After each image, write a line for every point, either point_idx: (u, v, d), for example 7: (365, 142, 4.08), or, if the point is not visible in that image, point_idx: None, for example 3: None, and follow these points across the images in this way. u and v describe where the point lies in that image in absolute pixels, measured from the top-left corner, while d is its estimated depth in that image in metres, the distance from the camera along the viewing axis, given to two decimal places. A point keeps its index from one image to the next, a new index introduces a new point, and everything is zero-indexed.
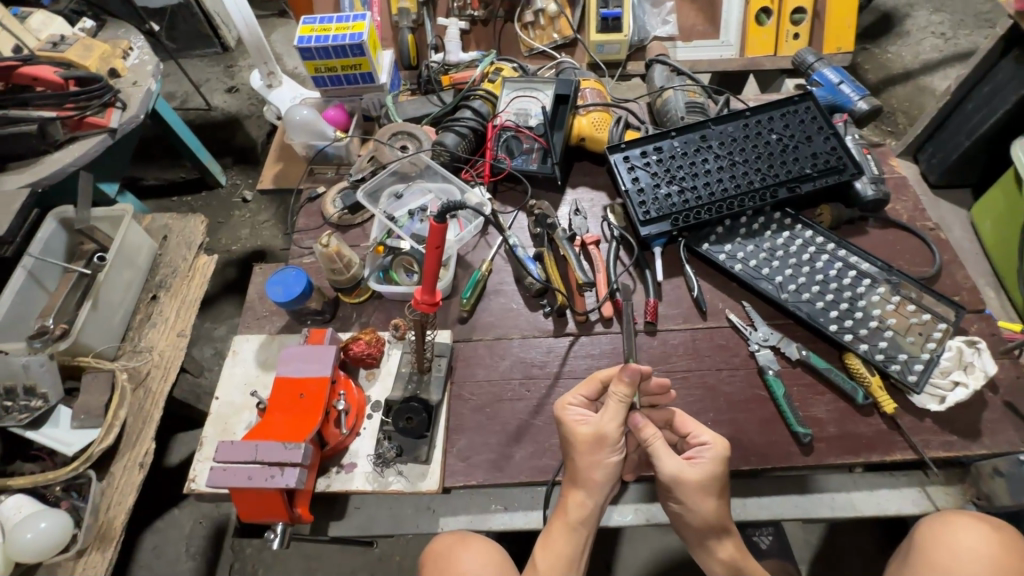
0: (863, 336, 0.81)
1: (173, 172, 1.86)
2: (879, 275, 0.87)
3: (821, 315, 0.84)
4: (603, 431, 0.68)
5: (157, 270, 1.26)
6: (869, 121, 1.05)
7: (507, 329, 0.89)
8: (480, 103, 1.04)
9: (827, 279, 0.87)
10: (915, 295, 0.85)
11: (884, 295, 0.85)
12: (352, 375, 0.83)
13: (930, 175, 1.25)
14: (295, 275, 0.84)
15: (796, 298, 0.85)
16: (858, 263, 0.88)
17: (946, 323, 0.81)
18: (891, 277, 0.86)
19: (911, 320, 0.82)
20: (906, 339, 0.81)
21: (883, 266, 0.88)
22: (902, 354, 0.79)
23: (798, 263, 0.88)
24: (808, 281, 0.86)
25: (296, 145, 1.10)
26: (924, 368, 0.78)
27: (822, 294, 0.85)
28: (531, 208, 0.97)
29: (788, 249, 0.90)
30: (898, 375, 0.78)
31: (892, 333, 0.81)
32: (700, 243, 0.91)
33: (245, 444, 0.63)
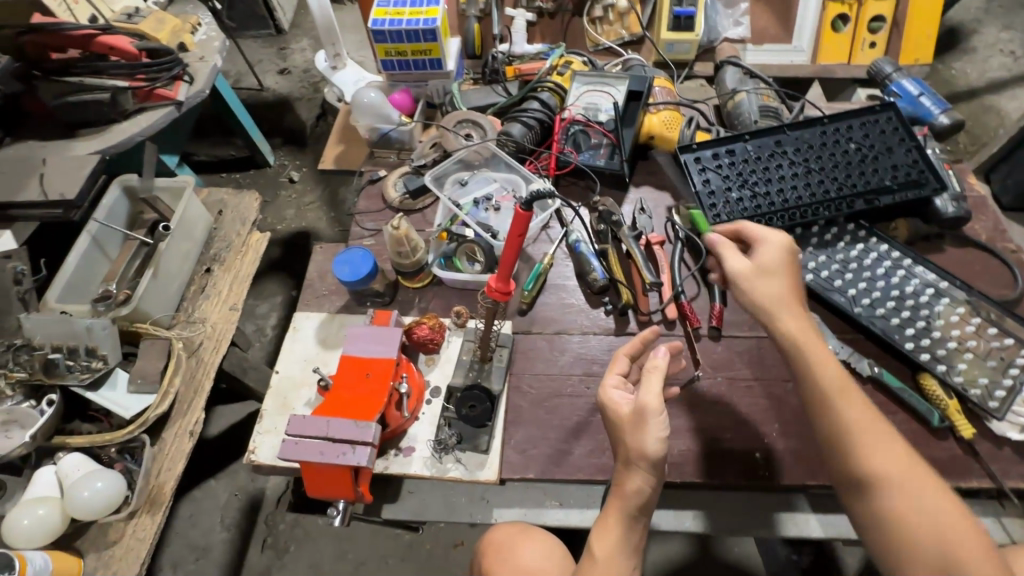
0: (941, 356, 0.78)
1: (223, 149, 1.89)
2: (959, 294, 0.83)
3: (896, 332, 0.81)
4: (643, 402, 0.65)
5: (211, 243, 1.28)
6: (950, 135, 1.02)
7: (567, 325, 0.88)
8: (548, 95, 1.03)
9: (903, 294, 0.83)
10: (996, 317, 0.81)
11: (964, 315, 0.81)
12: (413, 359, 0.83)
13: (1002, 196, 1.21)
14: (361, 255, 0.83)
15: (869, 312, 0.83)
16: (938, 280, 0.84)
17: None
18: (972, 296, 0.83)
19: (994, 344, 0.78)
20: (987, 363, 0.77)
21: (964, 286, 0.84)
22: (982, 379, 0.76)
23: (872, 276, 0.85)
24: (883, 296, 0.84)
25: (360, 127, 1.10)
26: (1006, 395, 0.75)
27: (897, 310, 0.82)
28: (596, 204, 0.96)
29: (862, 262, 0.87)
30: (977, 400, 0.75)
31: (972, 356, 0.78)
32: None
33: (318, 419, 0.63)
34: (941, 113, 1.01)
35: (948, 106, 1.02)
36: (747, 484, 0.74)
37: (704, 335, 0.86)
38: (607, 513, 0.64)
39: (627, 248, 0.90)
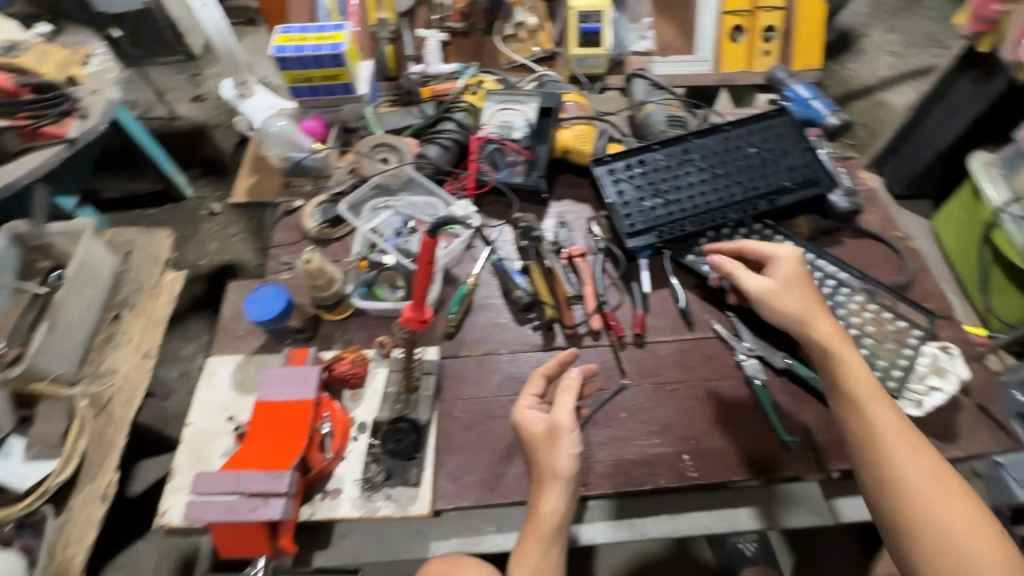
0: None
1: (135, 184, 1.77)
2: (856, 283, 0.89)
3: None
4: (557, 421, 0.68)
5: (119, 287, 1.19)
6: (841, 134, 1.09)
7: (495, 344, 0.87)
8: (462, 115, 1.04)
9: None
10: (889, 302, 0.87)
11: (862, 303, 0.87)
12: (336, 396, 0.79)
13: (894, 186, 1.31)
14: (273, 292, 0.80)
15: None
16: (838, 272, 0.90)
17: (921, 330, 0.84)
18: (868, 285, 0.89)
19: (889, 328, 0.85)
20: (885, 347, 0.83)
21: (860, 276, 0.90)
22: (882, 362, 0.81)
23: None
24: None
25: (272, 156, 1.06)
26: (903, 374, 0.80)
27: None
28: (517, 221, 0.96)
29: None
30: (879, 382, 0.80)
31: (872, 341, 0.83)
32: (685, 255, 0.92)
33: (225, 475, 0.60)
34: (829, 114, 1.08)
35: (836, 107, 1.10)
36: (678, 486, 0.76)
37: (629, 343, 0.87)
38: (527, 537, 0.65)
39: (549, 264, 0.91)
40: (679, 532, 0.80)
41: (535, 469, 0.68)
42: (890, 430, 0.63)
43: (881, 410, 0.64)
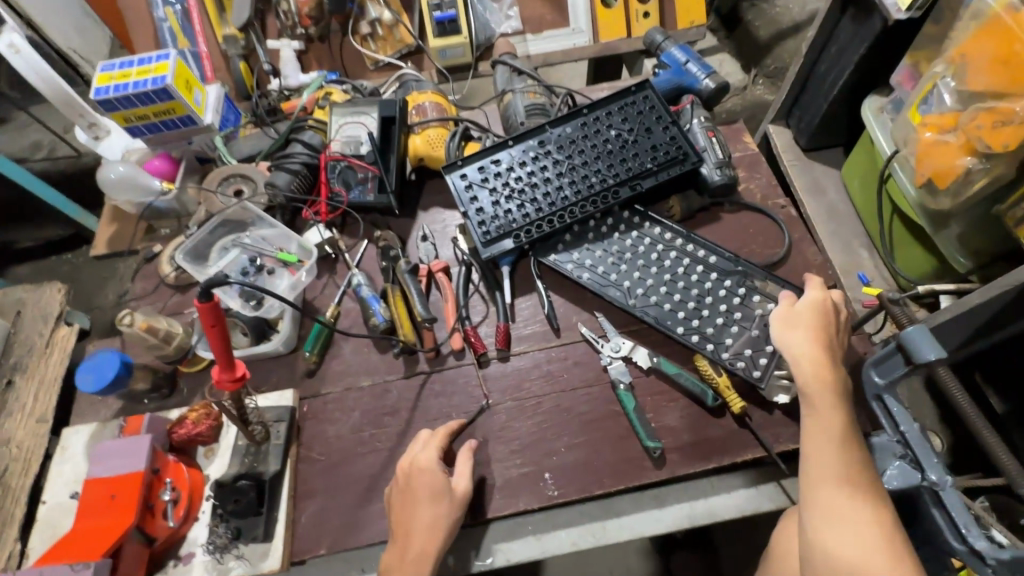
0: (710, 334, 0.79)
1: (43, 229, 1.69)
2: (727, 265, 0.84)
3: (669, 317, 0.81)
4: (458, 486, 0.70)
5: (11, 351, 1.16)
6: (719, 98, 1.03)
7: (356, 376, 0.84)
8: (310, 134, 0.98)
9: (675, 277, 0.84)
10: (761, 283, 0.82)
11: (731, 286, 0.82)
12: (189, 455, 0.77)
13: (800, 138, 1.24)
14: (107, 358, 0.77)
15: (644, 302, 0.83)
16: (707, 256, 0.85)
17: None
18: (739, 265, 0.84)
19: (758, 310, 0.80)
20: (752, 333, 0.79)
21: (731, 256, 0.85)
22: (747, 350, 0.78)
23: (646, 263, 0.86)
24: (656, 283, 0.84)
25: (124, 205, 1.01)
26: (769, 361, 0.76)
27: (669, 294, 0.83)
28: (376, 240, 0.92)
29: (636, 251, 0.87)
30: (744, 373, 0.76)
31: (739, 328, 0.79)
32: (548, 254, 0.88)
33: (28, 572, 0.59)
34: (705, 77, 1.01)
35: (715, 69, 1.03)
36: (540, 506, 0.74)
37: (493, 358, 0.84)
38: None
39: (405, 286, 0.86)
40: (548, 552, 0.73)
41: (411, 518, 0.67)
42: (825, 444, 0.59)
43: (824, 422, 0.60)
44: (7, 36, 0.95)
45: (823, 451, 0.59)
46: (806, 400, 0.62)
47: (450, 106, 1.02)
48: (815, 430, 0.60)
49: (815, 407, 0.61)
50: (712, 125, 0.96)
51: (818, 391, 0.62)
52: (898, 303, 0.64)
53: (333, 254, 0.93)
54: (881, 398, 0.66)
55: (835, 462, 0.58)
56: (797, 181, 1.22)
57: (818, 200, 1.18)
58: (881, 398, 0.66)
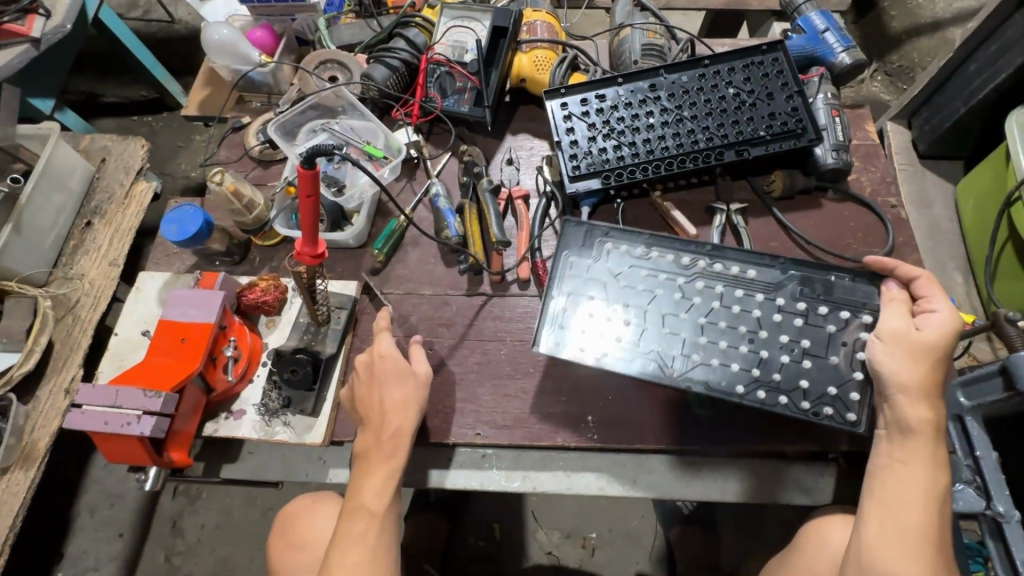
0: (780, 382, 0.66)
1: (132, 90, 1.73)
2: (772, 281, 0.70)
3: (724, 377, 0.67)
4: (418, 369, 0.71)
5: (92, 195, 1.20)
6: (852, 77, 0.95)
7: (418, 284, 0.85)
8: (415, 32, 0.95)
9: (714, 317, 0.70)
10: (822, 289, 0.68)
11: (786, 310, 0.68)
12: (252, 322, 0.80)
13: (919, 142, 1.14)
14: (192, 212, 0.79)
15: (685, 366, 0.68)
16: (744, 273, 0.70)
17: (872, 315, 0.66)
18: (789, 273, 0.69)
19: (830, 329, 0.67)
20: (828, 363, 0.66)
21: (774, 265, 0.70)
22: (829, 389, 0.65)
23: (677, 309, 0.71)
24: (694, 327, 0.70)
25: (219, 68, 1.01)
26: (862, 394, 0.64)
27: (712, 349, 0.68)
28: (461, 154, 0.90)
29: (655, 294, 0.72)
30: (832, 419, 0.65)
31: (812, 362, 0.66)
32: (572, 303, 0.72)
33: (106, 388, 0.62)
34: (843, 51, 0.93)
35: (853, 43, 0.94)
36: (577, 444, 0.74)
37: None
38: (375, 470, 0.66)
39: (483, 205, 0.85)
40: (574, 490, 0.75)
41: (385, 420, 0.67)
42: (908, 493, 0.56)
43: (911, 475, 0.57)
44: None
45: (905, 501, 0.56)
46: (901, 446, 0.58)
47: (561, 30, 0.97)
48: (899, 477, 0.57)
49: (903, 456, 0.58)
50: (839, 104, 0.89)
51: (919, 442, 0.57)
52: (1015, 324, 0.58)
53: (416, 158, 0.91)
54: (960, 419, 0.63)
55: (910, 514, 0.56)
56: (904, 187, 1.13)
57: (922, 211, 1.10)
58: (960, 419, 0.63)
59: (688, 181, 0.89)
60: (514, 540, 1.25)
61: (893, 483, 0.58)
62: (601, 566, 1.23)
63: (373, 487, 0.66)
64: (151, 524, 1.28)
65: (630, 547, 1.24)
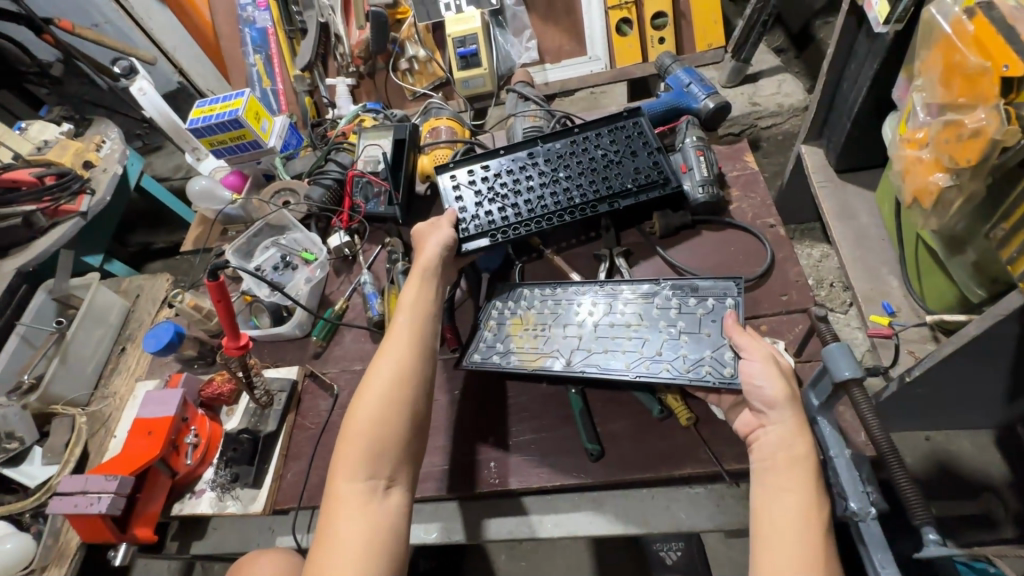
0: (661, 355, 0.77)
1: (176, 234, 2.09)
2: (645, 287, 0.86)
3: (612, 363, 0.78)
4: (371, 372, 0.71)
5: (127, 325, 1.44)
6: (720, 118, 1.03)
7: (351, 361, 0.97)
8: (344, 155, 1.16)
9: (604, 320, 0.84)
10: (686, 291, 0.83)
11: (661, 301, 0.83)
12: (214, 412, 0.95)
13: (831, 158, 1.17)
14: (166, 326, 0.96)
15: (582, 357, 0.80)
16: (625, 288, 0.86)
17: (732, 300, 0.80)
18: (662, 282, 0.85)
19: (698, 313, 0.80)
20: (701, 335, 0.78)
21: (651, 280, 0.86)
22: (704, 353, 0.75)
23: (577, 323, 0.84)
24: (584, 339, 0.82)
25: (204, 210, 1.25)
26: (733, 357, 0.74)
27: (624, 347, 0.80)
28: (385, 246, 1.06)
29: (554, 313, 0.87)
30: (714, 375, 0.73)
31: (687, 338, 0.78)
32: (469, 356, 0.85)
33: (77, 477, 0.77)
34: (705, 97, 1.03)
35: (716, 89, 1.04)
36: (483, 492, 0.79)
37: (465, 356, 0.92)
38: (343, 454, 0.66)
39: (398, 286, 0.98)
40: (487, 537, 0.78)
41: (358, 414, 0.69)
42: (794, 531, 0.54)
43: (794, 505, 0.55)
44: (139, 82, 1.25)
45: (777, 526, 0.55)
46: (785, 466, 0.58)
47: (463, 130, 1.15)
48: (768, 503, 0.57)
49: (782, 484, 0.57)
50: (704, 144, 0.97)
51: (788, 474, 0.57)
52: (825, 320, 0.61)
53: (350, 255, 1.08)
54: (815, 422, 0.63)
55: (792, 555, 0.52)
56: (826, 202, 1.15)
57: (846, 223, 1.11)
58: (816, 421, 0.63)
59: (582, 237, 0.98)
60: None
61: (770, 509, 0.56)
62: None
63: (375, 514, 0.62)
64: None
65: None
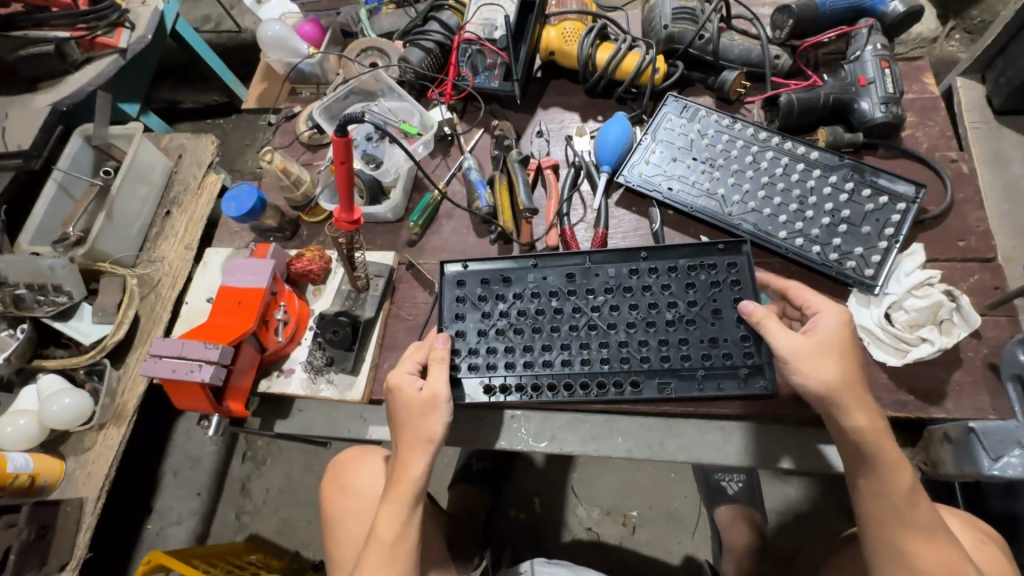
0: (818, 236, 0.76)
1: (206, 96, 1.89)
2: (832, 161, 0.80)
3: (770, 223, 0.78)
4: (434, 393, 0.67)
5: (171, 186, 1.31)
6: (906, 25, 0.87)
7: (451, 253, 0.88)
8: (448, 14, 0.99)
9: (774, 179, 0.80)
10: (867, 176, 0.78)
11: (839, 180, 0.78)
12: (300, 290, 0.87)
13: (994, 95, 1.02)
14: (248, 190, 0.86)
15: (742, 209, 0.80)
16: (808, 153, 0.81)
17: (907, 204, 0.75)
18: (846, 160, 0.79)
19: (869, 207, 0.76)
20: (861, 231, 0.75)
21: (834, 153, 0.81)
22: (857, 249, 0.74)
23: (742, 167, 0.82)
24: (746, 190, 0.80)
25: (273, 62, 1.08)
26: (881, 260, 0.73)
27: (784, 206, 0.79)
28: (493, 128, 0.93)
29: (730, 155, 0.83)
30: (855, 272, 0.74)
31: (848, 227, 0.76)
32: (619, 175, 0.85)
33: (173, 341, 0.71)
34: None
35: None
36: (604, 407, 0.74)
37: None
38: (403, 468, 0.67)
39: (512, 175, 0.86)
40: (602, 453, 0.74)
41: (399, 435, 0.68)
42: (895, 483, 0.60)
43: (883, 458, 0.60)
44: None
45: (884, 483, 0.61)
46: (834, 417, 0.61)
47: (591, 3, 0.98)
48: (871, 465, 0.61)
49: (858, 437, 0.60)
50: (890, 55, 0.82)
51: (845, 390, 0.60)
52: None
53: (450, 135, 0.94)
54: (1019, 380, 0.64)
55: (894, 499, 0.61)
56: (976, 146, 1.01)
57: (998, 172, 1.00)
58: (1016, 378, 0.64)
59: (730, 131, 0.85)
60: (554, 515, 1.27)
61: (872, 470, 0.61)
62: (643, 543, 1.23)
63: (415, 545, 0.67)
64: (224, 485, 1.44)
65: (673, 527, 1.23)
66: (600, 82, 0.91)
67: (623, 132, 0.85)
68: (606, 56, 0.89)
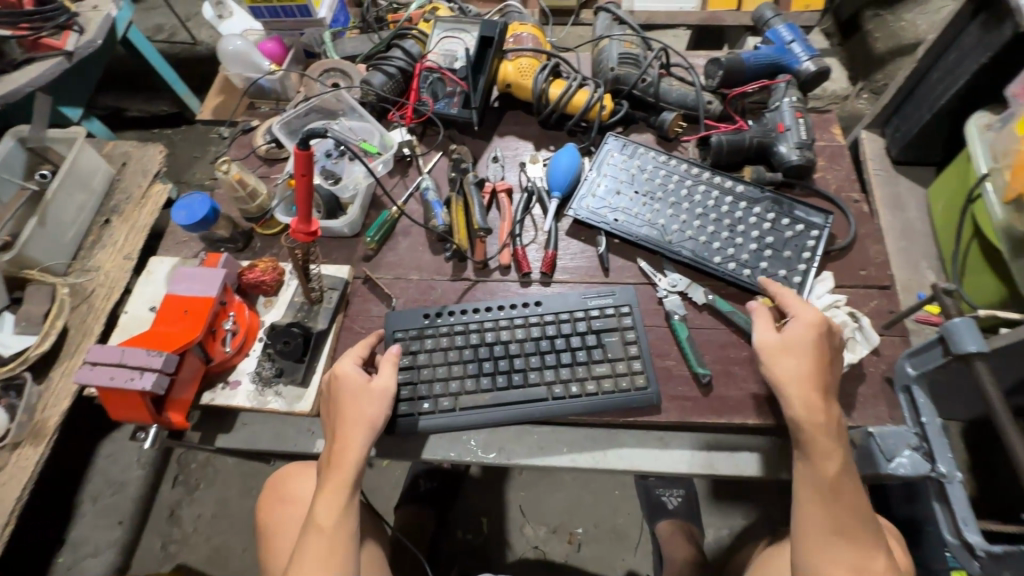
0: (747, 260, 0.84)
1: (155, 105, 1.84)
2: (755, 194, 0.89)
3: (706, 249, 0.86)
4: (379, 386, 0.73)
5: (112, 195, 1.26)
6: (817, 83, 1.00)
7: (406, 268, 0.90)
8: (410, 43, 1.03)
9: (707, 210, 0.89)
10: (785, 207, 0.88)
11: (761, 211, 0.88)
12: (251, 301, 0.86)
13: (892, 147, 1.17)
14: (201, 200, 0.85)
15: (681, 236, 0.87)
16: (735, 188, 0.90)
17: (819, 230, 0.86)
18: (767, 193, 0.89)
19: (788, 234, 0.86)
20: (783, 255, 0.84)
21: (758, 186, 0.90)
22: (780, 271, 0.83)
23: (679, 199, 0.90)
24: (682, 219, 0.88)
25: (233, 77, 1.10)
26: (800, 284, 0.82)
27: (716, 233, 0.87)
28: (451, 152, 0.97)
29: (668, 187, 0.91)
30: None
31: (771, 253, 0.85)
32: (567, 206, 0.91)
33: (114, 347, 0.69)
34: (807, 59, 0.98)
35: (818, 52, 0.99)
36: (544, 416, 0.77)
37: (536, 280, 0.88)
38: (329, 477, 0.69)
39: (468, 196, 0.90)
40: (549, 463, 0.76)
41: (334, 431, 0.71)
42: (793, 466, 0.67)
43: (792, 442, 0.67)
44: None
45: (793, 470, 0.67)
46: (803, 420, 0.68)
47: (546, 42, 1.05)
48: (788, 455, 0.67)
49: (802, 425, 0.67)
50: (803, 107, 0.94)
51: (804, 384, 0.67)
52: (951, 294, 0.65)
53: (409, 156, 0.98)
54: (909, 390, 0.68)
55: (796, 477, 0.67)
56: (879, 190, 1.15)
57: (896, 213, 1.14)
58: (909, 389, 0.68)
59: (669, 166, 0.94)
60: (501, 534, 1.27)
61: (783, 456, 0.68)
62: (588, 560, 1.25)
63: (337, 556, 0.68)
64: (151, 512, 1.34)
65: (617, 544, 1.26)
66: (552, 115, 0.98)
67: (572, 162, 0.91)
68: (558, 91, 0.97)
